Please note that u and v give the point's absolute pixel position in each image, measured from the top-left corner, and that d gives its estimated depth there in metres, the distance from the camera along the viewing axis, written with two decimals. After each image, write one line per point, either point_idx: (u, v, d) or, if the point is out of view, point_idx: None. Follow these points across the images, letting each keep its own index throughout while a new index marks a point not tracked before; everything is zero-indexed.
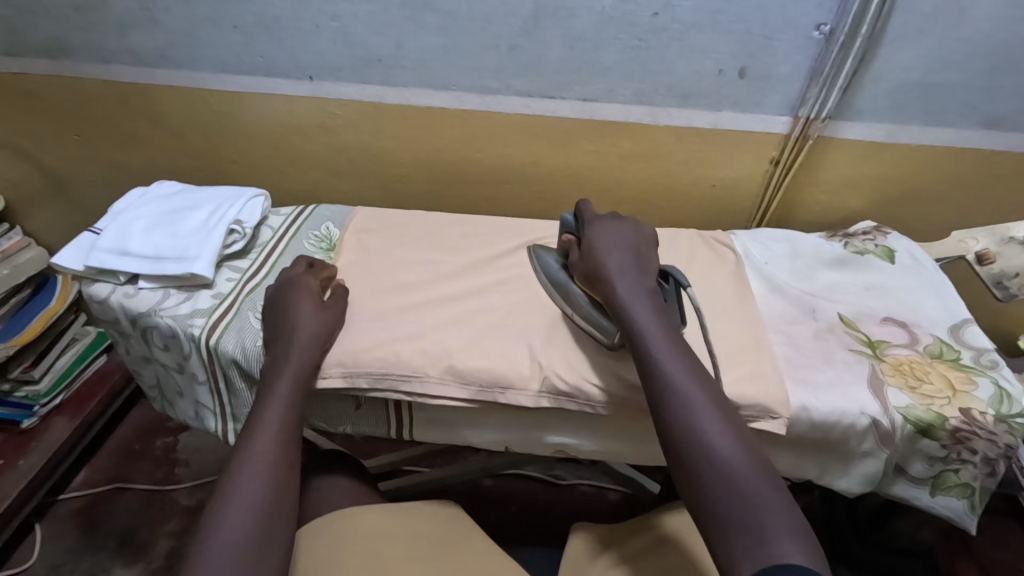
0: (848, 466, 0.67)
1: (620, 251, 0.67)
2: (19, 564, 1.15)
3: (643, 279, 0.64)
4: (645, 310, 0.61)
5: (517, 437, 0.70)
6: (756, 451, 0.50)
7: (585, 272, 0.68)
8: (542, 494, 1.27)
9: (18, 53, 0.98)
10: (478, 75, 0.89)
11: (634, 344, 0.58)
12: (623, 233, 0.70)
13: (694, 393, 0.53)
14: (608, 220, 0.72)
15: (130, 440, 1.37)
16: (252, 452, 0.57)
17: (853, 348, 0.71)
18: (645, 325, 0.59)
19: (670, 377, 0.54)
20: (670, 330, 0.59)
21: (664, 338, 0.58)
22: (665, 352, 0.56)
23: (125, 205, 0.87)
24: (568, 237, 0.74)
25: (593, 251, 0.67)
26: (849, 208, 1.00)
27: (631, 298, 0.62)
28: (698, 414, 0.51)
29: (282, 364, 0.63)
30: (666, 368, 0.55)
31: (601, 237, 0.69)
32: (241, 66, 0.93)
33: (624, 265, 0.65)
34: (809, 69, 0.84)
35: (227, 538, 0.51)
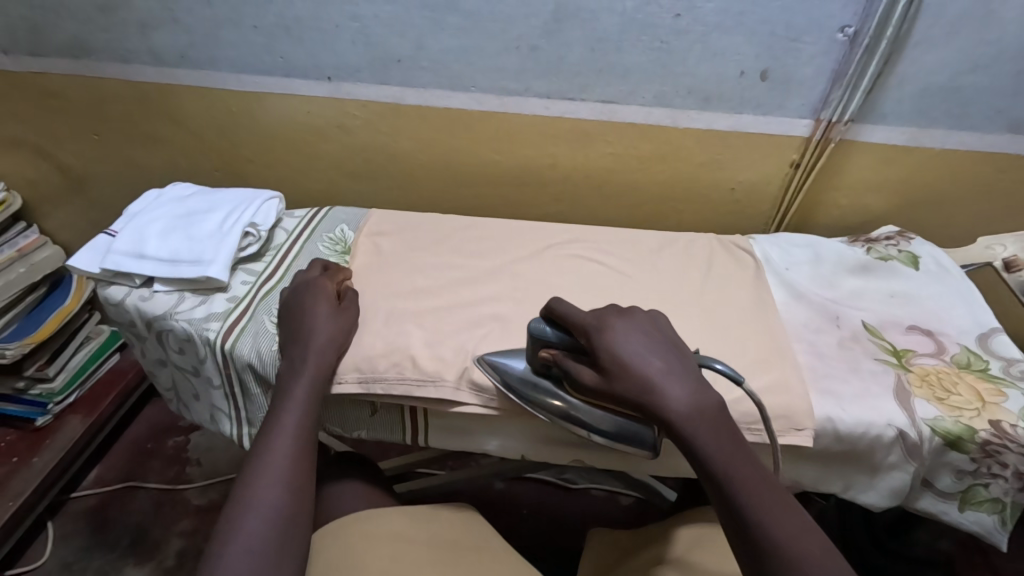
0: (874, 479, 0.65)
1: (658, 359, 0.56)
2: (30, 562, 1.15)
3: (703, 392, 0.55)
4: (723, 446, 0.52)
5: (534, 444, 0.69)
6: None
7: (616, 395, 0.56)
8: (554, 497, 1.26)
9: (37, 52, 0.98)
10: (496, 76, 0.88)
11: (720, 493, 0.50)
12: (642, 334, 0.58)
13: (811, 566, 0.46)
14: (610, 317, 0.59)
15: (143, 439, 1.37)
16: (270, 458, 0.56)
17: (878, 357, 0.69)
18: (730, 465, 0.51)
19: (778, 545, 0.47)
20: (757, 467, 0.52)
21: (755, 482, 0.50)
22: (762, 507, 0.49)
23: (141, 206, 0.86)
24: (547, 351, 0.61)
25: (626, 369, 0.55)
26: (871, 213, 0.98)
27: (698, 430, 0.52)
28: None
29: (298, 369, 0.63)
30: (768, 529, 0.48)
31: (624, 346, 0.56)
32: (259, 66, 0.93)
33: (671, 377, 0.55)
34: (833, 71, 0.82)
35: (246, 546, 0.50)
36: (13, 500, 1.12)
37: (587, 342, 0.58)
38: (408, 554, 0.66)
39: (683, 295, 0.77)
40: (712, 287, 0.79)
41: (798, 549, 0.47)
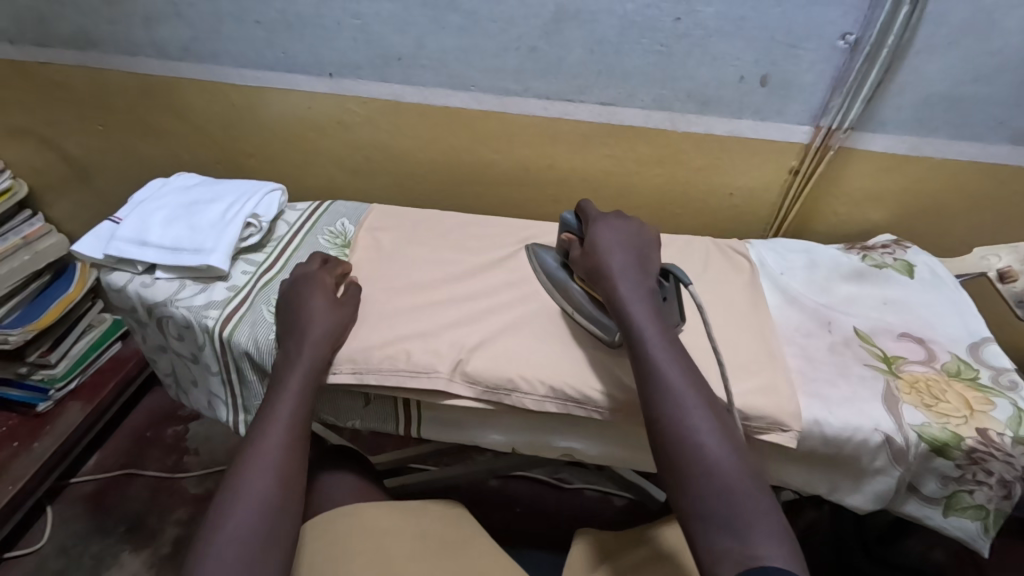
0: (860, 483, 0.65)
1: (623, 251, 0.67)
2: (29, 545, 1.17)
3: (646, 277, 0.65)
4: (643, 308, 0.61)
5: (525, 440, 0.70)
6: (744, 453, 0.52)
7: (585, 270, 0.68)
8: (547, 496, 1.27)
9: (46, 43, 0.99)
10: (498, 76, 0.89)
11: (630, 342, 0.59)
12: (624, 233, 0.69)
13: (689, 394, 0.55)
14: (611, 217, 0.72)
15: (142, 427, 1.39)
16: (263, 445, 0.57)
17: (869, 362, 0.70)
18: (643, 321, 0.60)
19: (667, 377, 0.56)
20: (665, 326, 0.60)
21: (660, 334, 0.59)
22: (661, 351, 0.58)
23: (146, 195, 0.88)
24: (567, 236, 0.74)
25: (597, 250, 0.67)
26: (869, 221, 0.98)
27: (631, 296, 0.62)
28: (691, 416, 0.53)
29: (293, 358, 0.64)
30: (662, 367, 0.56)
31: (606, 235, 0.68)
32: (263, 61, 0.94)
33: (625, 263, 0.66)
34: (833, 78, 0.83)
35: (236, 529, 0.51)
36: (12, 483, 1.13)
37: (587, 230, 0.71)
38: (398, 551, 0.67)
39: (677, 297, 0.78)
40: (705, 289, 0.80)
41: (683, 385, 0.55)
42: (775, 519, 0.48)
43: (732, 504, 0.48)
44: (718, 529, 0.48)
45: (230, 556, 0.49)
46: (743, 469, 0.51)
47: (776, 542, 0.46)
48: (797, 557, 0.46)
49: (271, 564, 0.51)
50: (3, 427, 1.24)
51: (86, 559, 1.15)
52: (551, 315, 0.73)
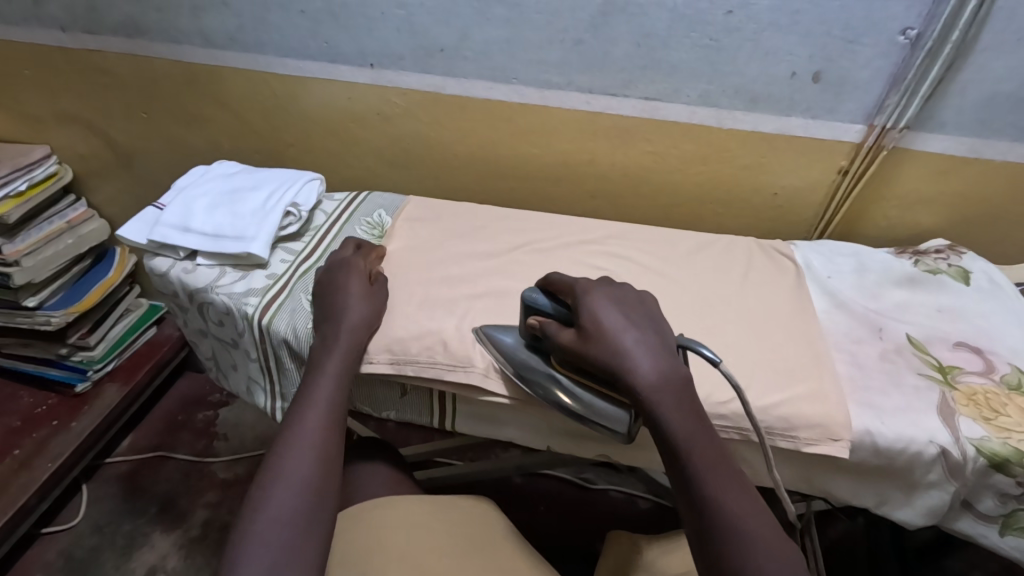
0: (910, 497, 0.63)
1: (635, 329, 0.57)
2: (66, 521, 1.20)
3: (672, 363, 0.55)
4: (683, 415, 0.52)
5: (560, 437, 0.68)
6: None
7: (589, 359, 0.57)
8: (571, 496, 1.26)
9: (94, 31, 1.01)
10: (540, 69, 0.88)
11: (675, 458, 0.52)
12: (624, 305, 0.59)
13: (752, 529, 0.48)
14: (598, 286, 0.62)
15: (175, 412, 1.42)
16: (304, 424, 0.57)
17: (923, 372, 0.67)
18: (689, 435, 0.52)
19: (726, 511, 0.48)
20: (714, 438, 0.53)
21: (709, 451, 0.51)
22: (713, 474, 0.50)
23: (189, 181, 0.89)
24: (536, 319, 0.62)
25: (603, 334, 0.56)
26: (921, 226, 0.94)
27: (664, 398, 0.53)
28: (758, 557, 0.46)
29: (332, 342, 0.64)
30: (717, 494, 0.49)
31: (606, 313, 0.58)
32: (305, 51, 0.94)
33: (644, 348, 0.56)
34: (891, 75, 0.79)
35: (278, 508, 0.52)
36: (52, 461, 1.16)
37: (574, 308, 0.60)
38: (425, 543, 0.66)
39: (719, 297, 0.76)
40: (750, 292, 0.77)
41: (745, 518, 0.48)
42: None
43: None
44: None
45: (272, 534, 0.50)
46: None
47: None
48: None
49: (314, 543, 0.51)
50: (43, 405, 1.27)
51: (119, 537, 1.17)
52: None
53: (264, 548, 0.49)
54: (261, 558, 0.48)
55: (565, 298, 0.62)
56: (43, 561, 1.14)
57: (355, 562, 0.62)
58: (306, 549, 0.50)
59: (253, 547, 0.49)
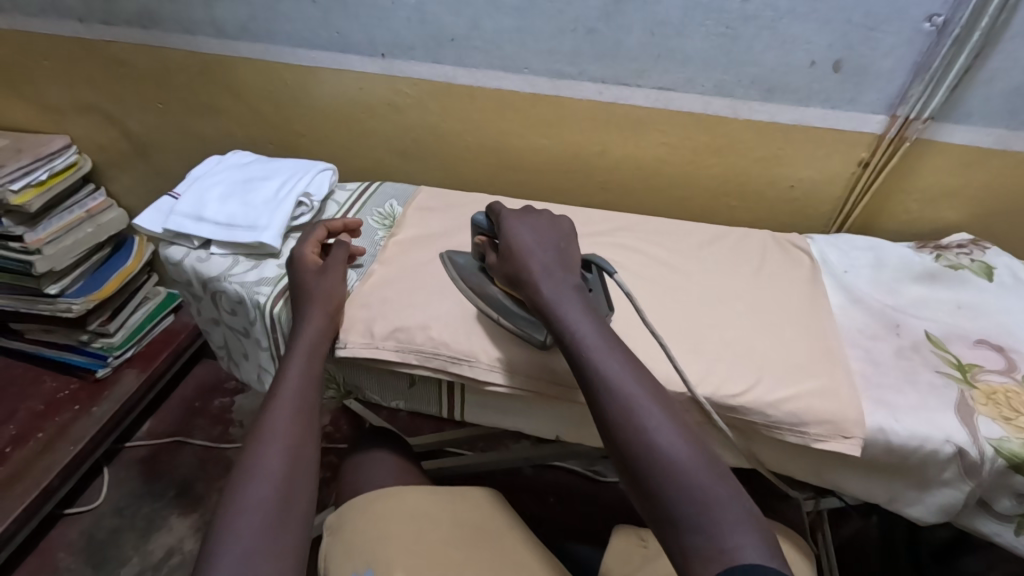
0: (923, 494, 0.62)
1: (540, 249, 0.62)
2: (86, 503, 1.23)
3: (568, 274, 0.60)
4: (574, 306, 0.56)
5: (568, 429, 0.69)
6: (704, 446, 0.48)
7: (506, 274, 0.63)
8: (581, 488, 1.26)
9: (111, 22, 1.02)
10: (552, 58, 0.87)
11: (563, 340, 0.55)
12: (539, 229, 0.64)
13: (640, 397, 0.50)
14: (526, 213, 0.67)
15: (191, 398, 1.44)
16: (271, 421, 0.57)
17: (941, 369, 0.65)
18: (574, 318, 0.55)
19: (608, 374, 0.51)
20: (598, 320, 0.56)
21: (592, 328, 0.54)
22: (597, 347, 0.53)
23: (203, 170, 0.89)
24: (480, 238, 0.70)
25: (515, 252, 0.62)
26: (944, 220, 0.92)
27: (558, 297, 0.57)
28: (641, 408, 0.49)
29: (297, 341, 0.64)
30: (603, 364, 0.52)
31: (520, 233, 0.63)
32: (316, 41, 0.94)
33: (546, 262, 0.61)
34: (915, 64, 0.77)
35: (249, 504, 0.51)
36: (73, 445, 1.19)
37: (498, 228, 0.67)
38: (431, 535, 0.66)
39: (728, 291, 0.75)
40: (761, 286, 0.76)
41: (634, 390, 0.50)
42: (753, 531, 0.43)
43: (695, 501, 0.44)
44: (685, 529, 0.44)
45: (244, 529, 0.49)
46: (703, 463, 0.46)
47: (749, 532, 0.43)
48: (775, 550, 0.43)
49: (287, 535, 0.50)
50: (65, 391, 1.30)
51: (138, 519, 1.20)
52: None
53: (236, 540, 0.48)
54: (239, 548, 0.48)
55: (495, 219, 0.68)
56: (65, 541, 1.17)
57: (363, 550, 0.64)
58: (280, 542, 0.50)
59: (225, 542, 0.48)
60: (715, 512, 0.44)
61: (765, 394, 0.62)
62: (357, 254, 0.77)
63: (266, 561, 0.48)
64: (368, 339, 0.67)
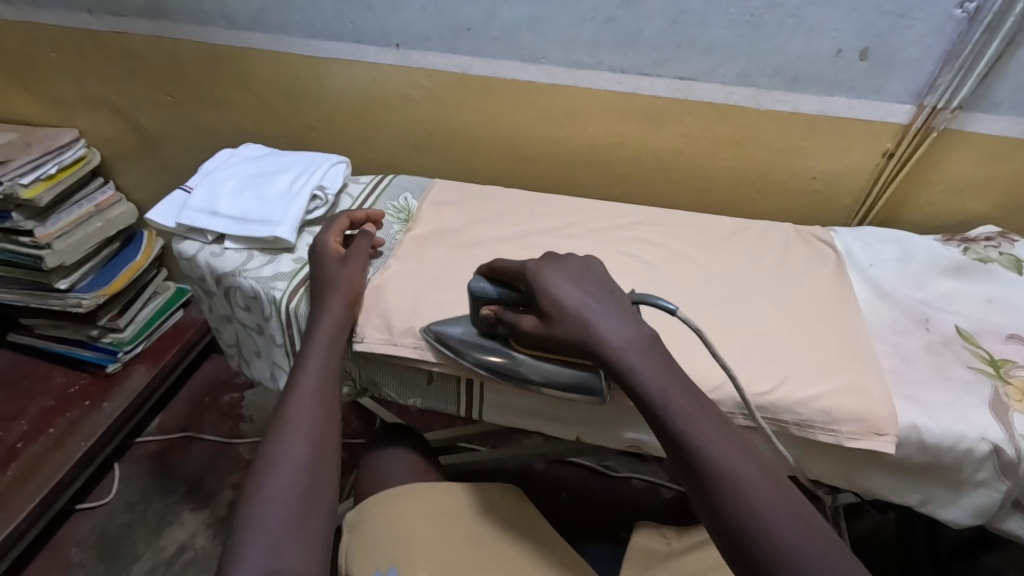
0: (957, 494, 0.60)
1: (597, 301, 0.57)
2: (97, 499, 1.23)
3: (637, 325, 0.55)
4: (657, 370, 0.52)
5: (589, 426, 0.67)
6: (828, 531, 0.44)
7: (555, 337, 0.57)
8: (594, 484, 1.25)
9: (120, 13, 1.01)
10: (570, 47, 0.85)
11: (654, 412, 0.50)
12: (577, 277, 0.59)
13: (751, 480, 0.46)
14: (545, 264, 0.60)
15: (201, 393, 1.44)
16: (292, 412, 0.56)
17: (973, 365, 0.64)
18: (663, 386, 0.51)
19: (711, 451, 0.47)
20: (688, 386, 0.51)
21: (686, 398, 0.50)
22: (693, 420, 0.49)
23: (215, 164, 0.88)
24: (488, 308, 0.62)
25: (566, 311, 0.56)
26: (968, 212, 0.90)
27: (635, 360, 0.52)
28: (754, 492, 0.45)
29: (314, 330, 0.63)
30: (705, 442, 0.48)
31: (563, 289, 0.57)
32: (329, 31, 0.93)
33: (609, 317, 0.55)
34: (944, 51, 0.75)
35: (273, 496, 0.50)
36: (85, 441, 1.18)
37: (526, 289, 0.60)
38: (452, 533, 0.65)
39: (751, 285, 0.73)
40: (785, 281, 0.74)
41: (742, 469, 0.46)
42: None
43: None
44: None
45: (268, 521, 0.48)
46: (830, 552, 0.42)
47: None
48: None
49: (312, 527, 0.49)
50: (75, 386, 1.29)
51: (150, 515, 1.20)
52: None
53: (261, 533, 0.47)
54: (264, 541, 0.47)
55: (512, 279, 0.61)
56: (78, 537, 1.17)
57: (384, 550, 0.63)
58: (304, 533, 0.49)
59: (250, 535, 0.47)
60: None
61: (795, 391, 0.60)
62: (379, 245, 0.77)
63: (290, 554, 0.47)
64: (387, 334, 0.66)
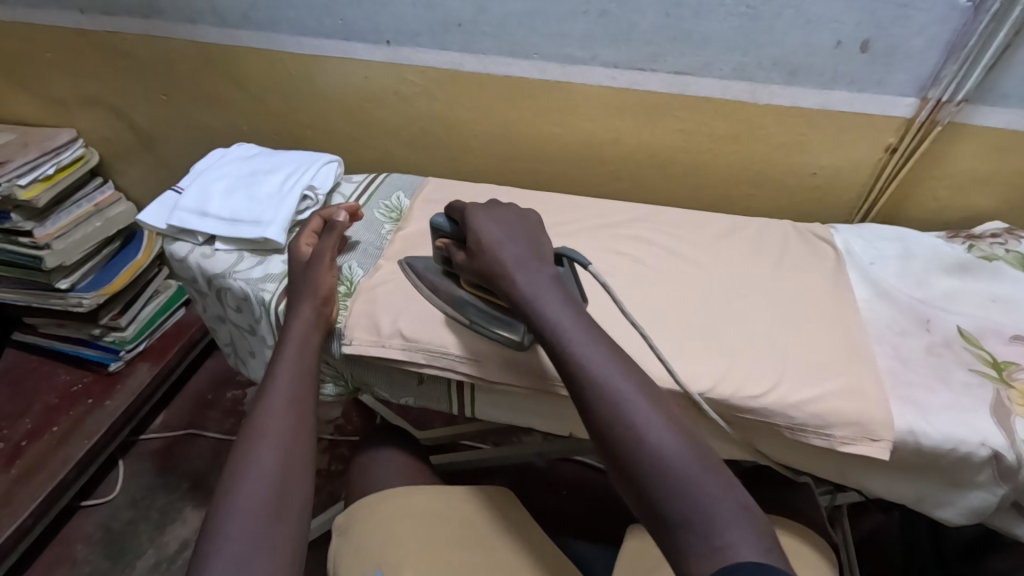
0: (955, 497, 0.59)
1: (511, 242, 0.60)
2: (102, 495, 1.24)
3: (542, 265, 0.58)
4: (551, 297, 0.55)
5: (582, 427, 0.67)
6: (693, 435, 0.46)
7: (476, 272, 0.61)
8: (594, 482, 1.24)
9: (113, 12, 1.00)
10: (564, 43, 0.83)
11: (543, 334, 0.53)
12: (505, 222, 0.62)
13: (625, 388, 0.48)
14: (485, 206, 0.64)
15: (204, 390, 1.44)
16: (262, 421, 0.55)
17: (974, 367, 0.62)
18: (552, 311, 0.54)
19: (589, 364, 0.50)
20: (577, 311, 0.54)
21: (571, 320, 0.53)
22: (577, 338, 0.51)
23: (206, 164, 0.88)
24: (442, 240, 0.67)
25: (485, 248, 0.59)
26: (975, 207, 0.87)
27: (534, 290, 0.56)
28: (625, 398, 0.47)
29: (285, 336, 0.63)
30: (585, 356, 0.50)
31: (488, 229, 0.61)
32: (320, 29, 0.92)
33: (518, 255, 0.59)
34: (949, 42, 0.73)
35: (241, 507, 0.49)
36: (88, 438, 1.19)
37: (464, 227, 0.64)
38: (442, 535, 0.65)
39: (747, 284, 0.72)
40: (782, 279, 0.73)
41: (618, 380, 0.48)
42: (752, 529, 0.41)
43: (688, 493, 0.42)
44: (679, 523, 0.42)
45: (235, 532, 0.47)
46: (692, 453, 0.44)
47: (734, 520, 0.41)
48: (774, 549, 0.40)
49: (280, 538, 0.49)
50: (78, 384, 1.31)
51: (153, 511, 1.21)
52: (614, 300, 0.68)
53: (228, 545, 0.46)
54: (231, 553, 0.46)
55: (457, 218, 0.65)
56: (83, 533, 1.18)
57: (372, 553, 0.63)
58: (273, 546, 0.48)
59: (217, 547, 0.46)
60: (703, 504, 0.42)
61: (790, 395, 0.59)
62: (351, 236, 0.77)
63: (259, 566, 0.46)
64: (375, 337, 0.65)
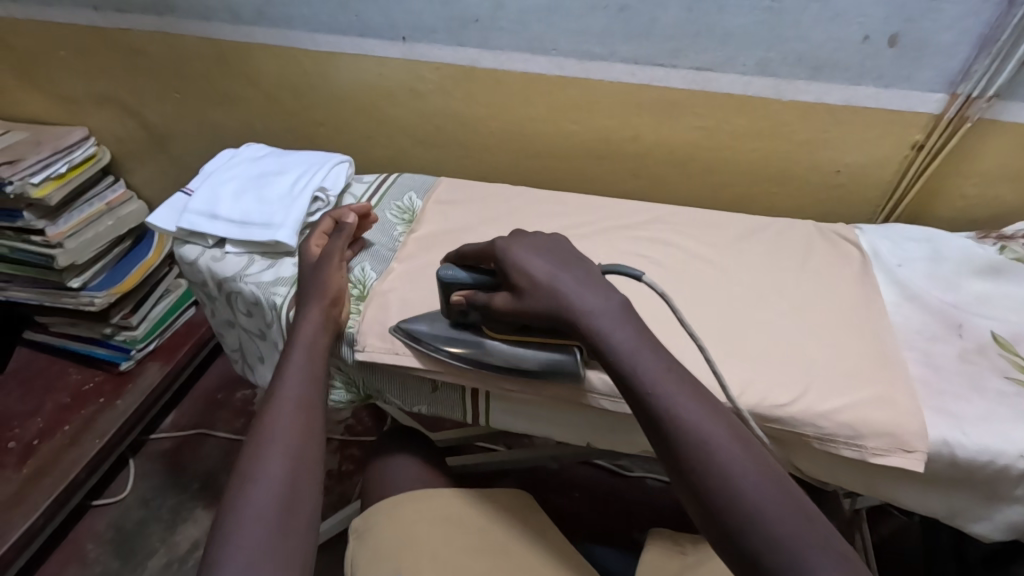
0: (990, 510, 0.57)
1: (567, 271, 0.55)
2: (113, 494, 1.24)
3: (609, 293, 0.53)
4: (622, 329, 0.51)
5: (600, 434, 0.65)
6: (793, 487, 0.42)
7: (529, 313, 0.55)
8: (607, 484, 1.23)
9: (125, 9, 1.00)
10: (581, 38, 0.81)
11: (618, 369, 0.49)
12: (548, 251, 0.57)
13: (716, 435, 0.44)
14: (513, 241, 0.59)
15: (214, 390, 1.44)
16: (270, 426, 0.54)
17: (1009, 375, 0.60)
18: (627, 344, 0.50)
19: (675, 406, 0.46)
20: (653, 343, 0.50)
21: (649, 355, 0.49)
22: (658, 376, 0.48)
23: (216, 166, 0.86)
24: (460, 294, 0.60)
25: (538, 284, 0.54)
26: (1005, 206, 0.85)
27: (604, 324, 0.51)
28: (717, 445, 0.44)
29: (292, 339, 0.61)
30: (669, 397, 0.47)
31: (534, 262, 0.56)
32: (333, 26, 0.90)
33: (579, 283, 0.54)
34: (981, 35, 0.70)
35: (249, 513, 0.48)
36: (99, 438, 1.19)
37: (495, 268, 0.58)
38: (458, 541, 0.64)
39: (770, 288, 0.70)
40: (807, 282, 0.71)
41: (708, 425, 0.45)
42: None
43: (793, 555, 0.39)
44: None
45: (244, 539, 0.46)
46: (794, 510, 0.41)
47: None
48: None
49: (290, 545, 0.47)
50: (90, 383, 1.30)
51: (164, 511, 1.21)
52: (633, 304, 0.66)
53: (236, 552, 0.45)
54: (240, 560, 0.44)
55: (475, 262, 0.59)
56: (94, 532, 1.18)
57: (388, 560, 0.61)
58: (282, 553, 0.46)
59: (225, 555, 0.45)
60: (811, 566, 0.38)
61: (818, 403, 0.57)
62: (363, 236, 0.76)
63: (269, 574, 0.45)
64: (387, 343, 0.64)
